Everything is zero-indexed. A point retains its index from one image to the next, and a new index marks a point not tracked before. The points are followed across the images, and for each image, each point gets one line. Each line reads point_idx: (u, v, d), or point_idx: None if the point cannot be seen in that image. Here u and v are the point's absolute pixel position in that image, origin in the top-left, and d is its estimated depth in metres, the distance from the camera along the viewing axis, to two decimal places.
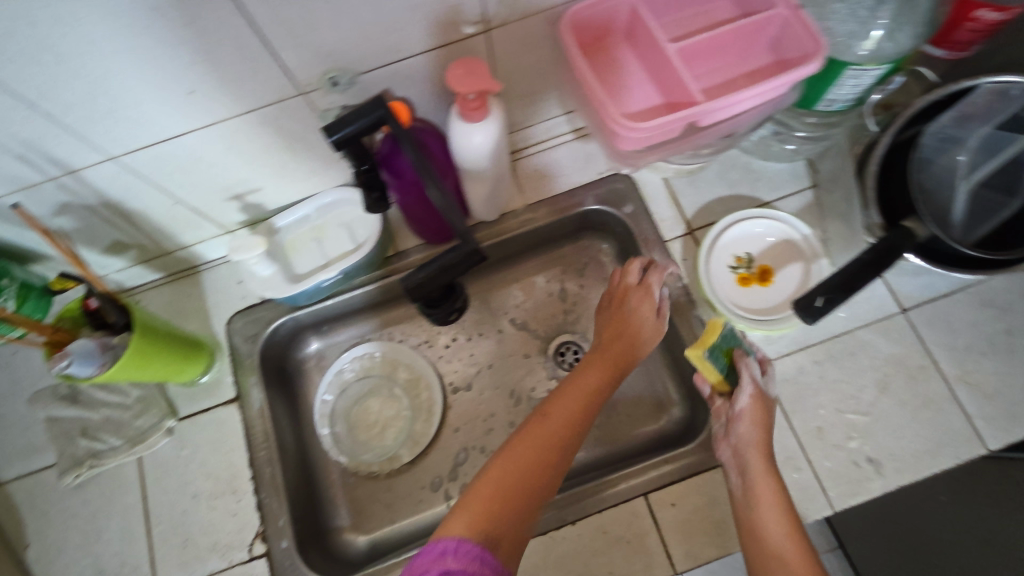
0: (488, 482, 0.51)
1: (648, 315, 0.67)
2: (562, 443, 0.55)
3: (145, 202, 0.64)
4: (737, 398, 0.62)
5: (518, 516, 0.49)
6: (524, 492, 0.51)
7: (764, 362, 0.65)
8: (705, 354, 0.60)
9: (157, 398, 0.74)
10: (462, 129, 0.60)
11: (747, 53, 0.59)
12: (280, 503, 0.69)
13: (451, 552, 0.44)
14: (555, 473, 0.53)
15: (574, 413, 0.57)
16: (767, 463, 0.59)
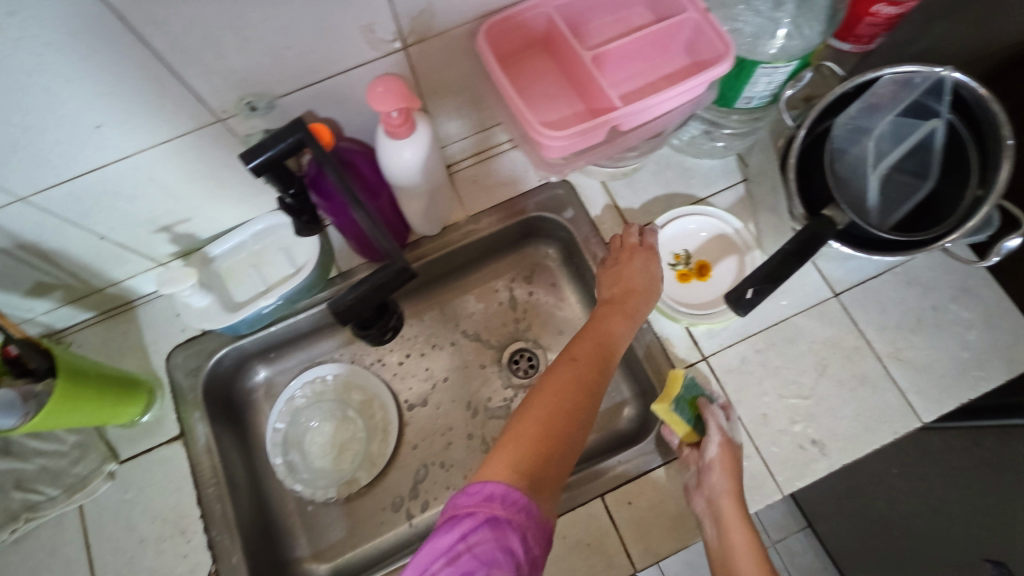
0: (525, 429, 0.53)
1: (649, 268, 0.71)
2: (591, 389, 0.58)
3: (65, 239, 0.61)
4: (705, 447, 0.63)
5: (556, 456, 0.52)
6: (559, 435, 0.53)
7: (726, 408, 0.67)
8: (671, 407, 0.63)
9: (96, 442, 0.71)
10: (390, 147, 0.60)
11: (664, 56, 0.61)
12: (233, 539, 0.67)
13: (499, 497, 0.46)
14: (586, 417, 0.56)
15: (595, 360, 0.60)
16: (740, 515, 0.61)
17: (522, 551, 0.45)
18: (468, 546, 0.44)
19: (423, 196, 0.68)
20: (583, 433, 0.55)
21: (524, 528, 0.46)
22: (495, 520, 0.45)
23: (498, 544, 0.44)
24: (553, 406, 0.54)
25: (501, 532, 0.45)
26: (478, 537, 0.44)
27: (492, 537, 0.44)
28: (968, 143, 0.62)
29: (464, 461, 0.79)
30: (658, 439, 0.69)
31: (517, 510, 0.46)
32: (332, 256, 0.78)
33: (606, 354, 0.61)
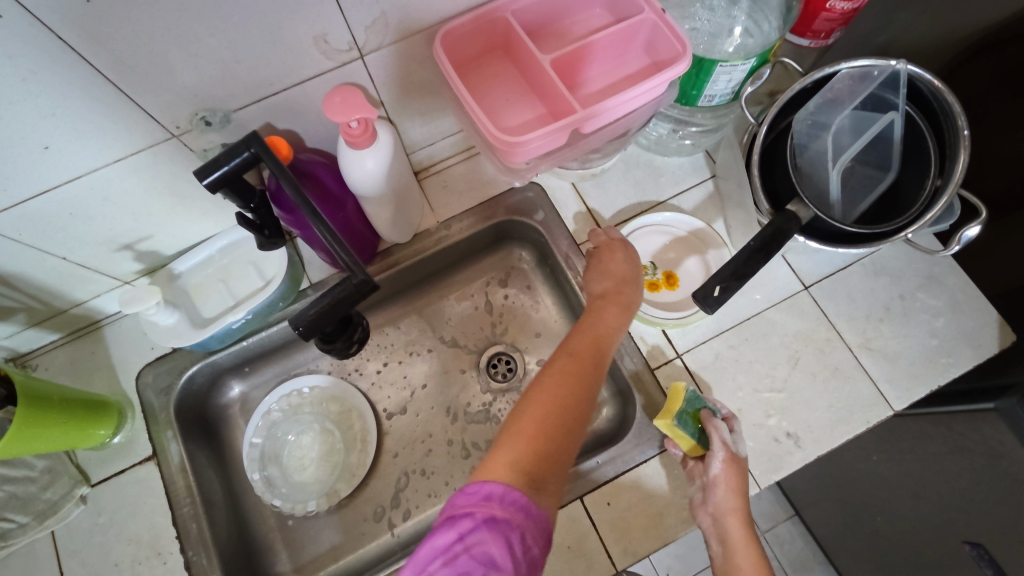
0: (523, 426, 0.53)
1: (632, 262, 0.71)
2: (588, 383, 0.58)
3: (23, 263, 0.60)
4: (709, 463, 0.62)
5: (557, 451, 0.53)
6: (557, 431, 0.54)
7: (731, 418, 0.65)
8: (673, 421, 0.62)
9: (66, 467, 0.70)
10: (353, 157, 0.60)
11: (624, 58, 0.62)
12: (210, 558, 0.67)
13: (498, 498, 0.47)
14: (584, 411, 0.56)
15: (592, 354, 0.61)
16: (745, 533, 0.60)
17: (520, 552, 0.46)
18: (466, 546, 0.44)
19: (390, 204, 0.68)
20: (581, 429, 0.56)
21: (523, 528, 0.47)
22: (494, 520, 0.46)
23: (495, 544, 0.45)
24: (549, 402, 0.55)
25: (500, 533, 0.46)
26: (476, 538, 0.45)
27: (490, 538, 0.45)
28: (927, 135, 0.63)
29: (445, 468, 0.79)
30: (634, 438, 0.69)
31: (517, 510, 0.47)
32: (303, 268, 0.77)
33: (602, 347, 0.62)
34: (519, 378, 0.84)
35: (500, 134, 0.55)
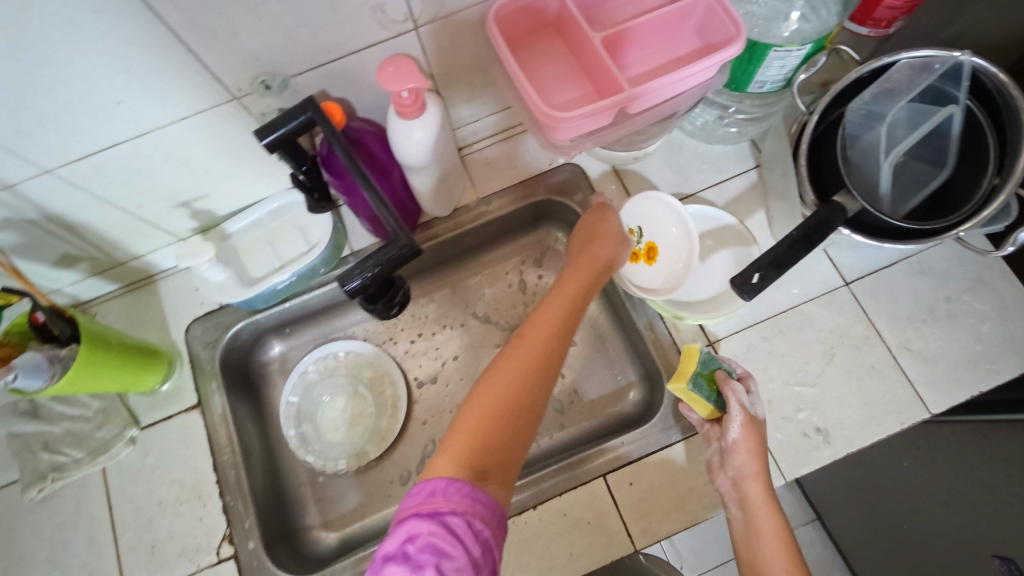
0: (472, 416, 0.52)
1: (611, 239, 0.68)
2: (544, 365, 0.56)
3: (90, 213, 0.64)
4: (727, 428, 0.63)
5: (506, 443, 0.51)
6: (508, 421, 0.52)
7: (746, 378, 0.66)
8: (688, 385, 0.62)
9: (119, 408, 0.75)
10: (401, 127, 0.61)
11: (674, 40, 0.61)
12: (246, 505, 0.70)
13: (441, 491, 0.46)
14: (538, 398, 0.54)
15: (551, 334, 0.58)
16: (764, 494, 0.61)
17: (469, 538, 0.45)
18: (414, 543, 0.44)
19: (435, 174, 0.69)
20: (537, 415, 0.54)
21: (470, 514, 0.46)
22: (438, 513, 0.45)
23: (440, 534, 0.44)
24: (499, 390, 0.53)
25: (446, 524, 0.45)
26: (422, 534, 0.44)
27: (435, 530, 0.44)
28: (988, 132, 0.61)
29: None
30: (660, 422, 0.70)
31: (463, 498, 0.46)
32: (346, 235, 0.79)
33: (563, 327, 0.59)
34: None
35: (545, 110, 0.55)
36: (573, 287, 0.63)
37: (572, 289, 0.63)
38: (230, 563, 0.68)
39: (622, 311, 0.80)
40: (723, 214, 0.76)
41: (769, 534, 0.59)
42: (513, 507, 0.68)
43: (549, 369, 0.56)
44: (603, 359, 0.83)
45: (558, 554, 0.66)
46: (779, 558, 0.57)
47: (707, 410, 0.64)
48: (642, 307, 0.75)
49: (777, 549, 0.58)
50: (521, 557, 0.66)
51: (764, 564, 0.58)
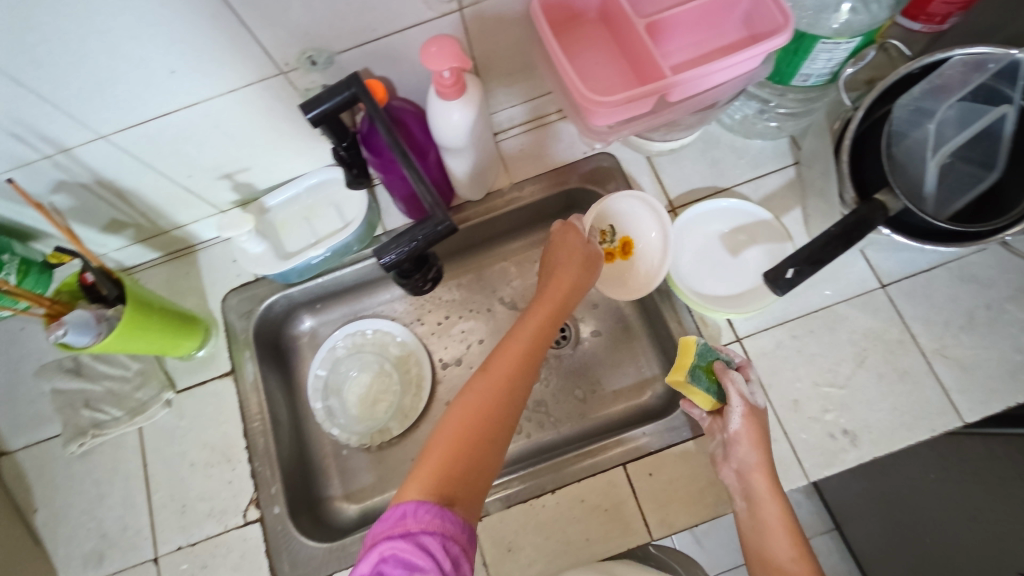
0: (441, 444, 0.54)
1: (585, 267, 0.70)
2: (511, 392, 0.58)
3: (139, 181, 0.66)
4: (729, 419, 0.62)
5: (472, 470, 0.53)
6: (474, 449, 0.54)
7: (745, 367, 0.65)
8: (686, 379, 0.62)
9: (157, 371, 0.77)
10: (441, 108, 0.62)
11: (719, 29, 0.60)
12: (273, 471, 0.72)
13: (412, 515, 0.48)
14: (505, 425, 0.56)
15: (516, 363, 0.60)
16: (769, 484, 0.60)
17: (442, 556, 0.46)
18: (388, 566, 0.45)
19: (469, 157, 0.70)
20: (503, 442, 0.56)
21: (441, 533, 0.47)
22: (411, 534, 0.46)
23: (414, 555, 0.45)
24: (466, 420, 0.55)
25: (419, 543, 0.46)
26: (395, 556, 0.45)
27: (408, 550, 0.45)
28: None
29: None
30: (684, 415, 0.70)
31: (433, 521, 0.47)
32: (380, 215, 0.81)
33: (530, 355, 0.61)
34: (572, 346, 0.84)
35: (585, 94, 0.55)
36: (541, 317, 0.65)
37: (539, 319, 0.64)
38: (255, 526, 0.71)
39: (649, 303, 0.80)
40: (758, 210, 0.75)
41: (774, 525, 0.59)
42: (531, 490, 0.68)
43: (514, 397, 0.58)
44: (628, 350, 0.83)
45: (574, 540, 0.66)
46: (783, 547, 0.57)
47: (707, 403, 0.64)
48: (671, 300, 0.75)
49: (782, 539, 0.58)
50: (537, 540, 0.67)
51: (770, 553, 0.58)
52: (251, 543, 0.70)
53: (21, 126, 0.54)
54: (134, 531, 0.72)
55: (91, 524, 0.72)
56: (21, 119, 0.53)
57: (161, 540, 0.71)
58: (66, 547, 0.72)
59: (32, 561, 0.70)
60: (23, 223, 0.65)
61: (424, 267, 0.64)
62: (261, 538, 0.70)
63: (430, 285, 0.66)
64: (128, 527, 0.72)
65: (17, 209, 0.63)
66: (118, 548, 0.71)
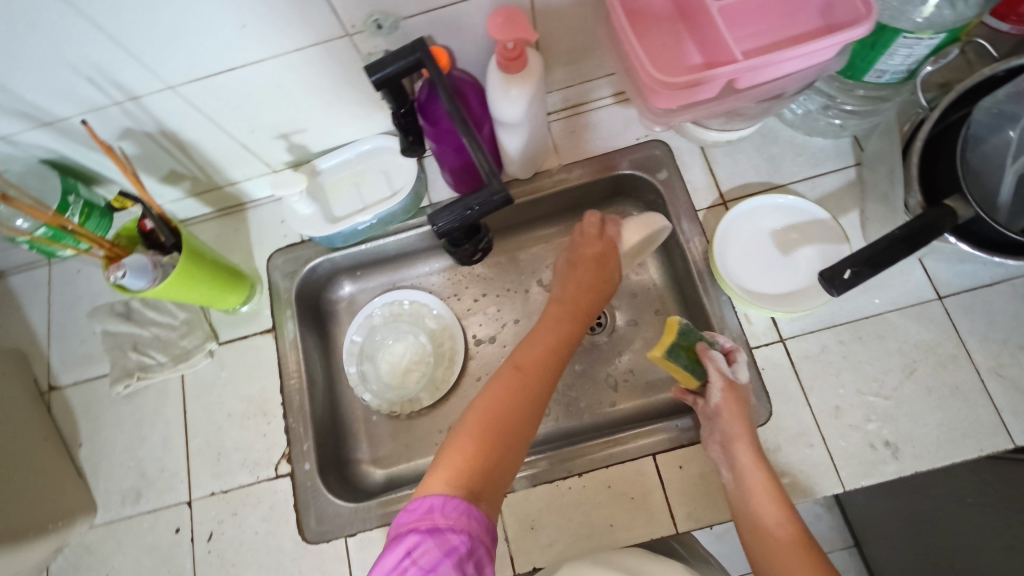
0: (466, 440, 0.56)
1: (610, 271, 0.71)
2: (534, 395, 0.61)
3: (200, 134, 0.68)
4: (709, 394, 0.65)
5: (496, 465, 0.56)
6: (497, 446, 0.57)
7: (732, 350, 0.67)
8: (666, 355, 0.64)
9: (202, 322, 0.80)
10: (501, 80, 0.61)
11: (794, 17, 0.57)
12: (306, 428, 0.74)
13: (439, 510, 0.50)
14: (528, 424, 0.59)
15: (538, 368, 0.62)
16: (754, 454, 0.61)
17: (466, 553, 0.48)
18: (413, 560, 0.47)
19: (522, 134, 0.69)
20: (523, 441, 0.59)
21: (467, 531, 0.50)
22: (438, 529, 0.49)
23: (440, 552, 0.48)
24: (490, 418, 0.58)
25: (446, 539, 0.49)
26: (421, 550, 0.47)
27: (434, 545, 0.48)
28: None
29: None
30: None
31: (460, 518, 0.50)
32: (427, 186, 0.81)
33: (551, 361, 0.64)
34: (607, 334, 0.83)
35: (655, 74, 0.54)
36: (563, 323, 0.67)
37: (560, 325, 0.67)
38: (286, 480, 0.72)
39: (692, 296, 0.78)
40: (815, 208, 0.72)
41: (761, 492, 0.59)
42: (558, 470, 0.68)
43: (535, 398, 0.61)
44: None
45: (597, 525, 0.66)
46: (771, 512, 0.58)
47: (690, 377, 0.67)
48: (714, 295, 0.74)
49: (770, 505, 0.58)
50: (560, 521, 0.67)
51: (757, 520, 0.58)
52: (281, 496, 0.72)
53: (97, 72, 0.55)
54: (171, 473, 0.74)
55: (131, 462, 0.75)
56: (96, 64, 0.54)
57: (196, 484, 0.73)
58: (107, 483, 0.75)
59: (75, 492, 0.73)
60: (88, 168, 0.67)
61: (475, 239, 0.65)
62: (291, 491, 0.72)
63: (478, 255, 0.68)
64: (166, 469, 0.74)
65: (85, 153, 0.65)
66: (155, 488, 0.74)
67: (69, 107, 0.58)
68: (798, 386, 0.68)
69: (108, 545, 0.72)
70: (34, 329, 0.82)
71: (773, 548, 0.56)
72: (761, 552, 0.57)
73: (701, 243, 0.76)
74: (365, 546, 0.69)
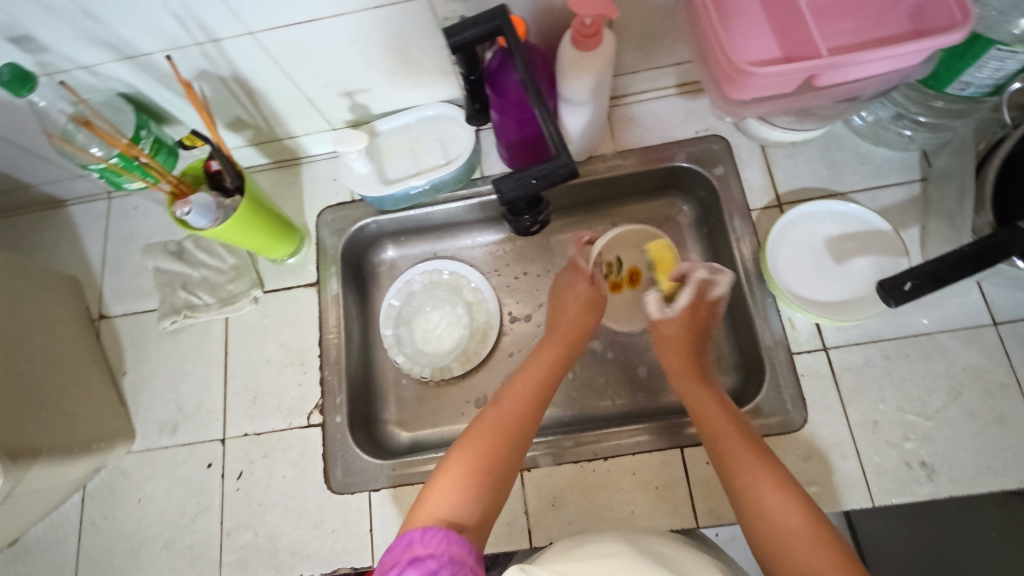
0: (450, 474, 0.58)
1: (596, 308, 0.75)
2: (520, 425, 0.63)
3: (270, 83, 0.69)
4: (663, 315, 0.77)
5: (483, 496, 0.57)
6: (484, 479, 0.58)
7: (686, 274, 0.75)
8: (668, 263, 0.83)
9: (249, 269, 0.82)
10: (574, 55, 0.61)
11: (885, 18, 0.55)
12: (340, 383, 0.76)
13: (418, 541, 0.51)
14: (516, 455, 0.61)
15: (522, 401, 0.65)
16: (744, 439, 0.59)
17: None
18: None
19: (584, 114, 0.69)
20: (511, 471, 0.60)
21: (448, 555, 0.50)
22: (418, 558, 0.50)
23: None
24: (476, 454, 0.59)
25: (426, 567, 0.49)
26: None
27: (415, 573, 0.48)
28: None
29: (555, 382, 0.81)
30: (753, 412, 0.68)
31: (439, 546, 0.51)
32: (481, 159, 0.82)
33: (536, 394, 0.66)
34: (643, 326, 0.82)
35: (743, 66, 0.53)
36: (549, 357, 0.70)
37: (546, 360, 0.69)
38: (317, 430, 0.74)
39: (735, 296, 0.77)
40: (877, 219, 0.71)
41: (759, 478, 0.56)
42: (584, 452, 0.69)
43: (519, 430, 0.62)
44: None
45: (618, 509, 0.67)
46: (776, 498, 0.54)
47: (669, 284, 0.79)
48: (760, 297, 0.73)
49: (772, 490, 0.55)
50: (581, 501, 0.67)
51: (767, 511, 0.54)
52: (310, 445, 0.74)
53: (185, 11, 0.56)
54: (207, 410, 0.77)
55: (171, 395, 0.78)
56: (185, 3, 0.55)
57: (230, 424, 0.76)
58: (146, 413, 0.78)
59: (117, 418, 0.76)
60: (159, 106, 0.69)
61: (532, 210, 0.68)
62: (320, 442, 0.74)
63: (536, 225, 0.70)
64: (203, 406, 0.77)
65: (159, 91, 0.66)
66: (191, 423, 0.76)
67: (152, 43, 0.59)
68: (837, 397, 0.67)
69: (143, 472, 0.75)
70: (90, 259, 0.85)
71: (780, 534, 0.53)
72: (765, 543, 0.54)
73: (752, 243, 0.75)
74: (387, 503, 0.70)
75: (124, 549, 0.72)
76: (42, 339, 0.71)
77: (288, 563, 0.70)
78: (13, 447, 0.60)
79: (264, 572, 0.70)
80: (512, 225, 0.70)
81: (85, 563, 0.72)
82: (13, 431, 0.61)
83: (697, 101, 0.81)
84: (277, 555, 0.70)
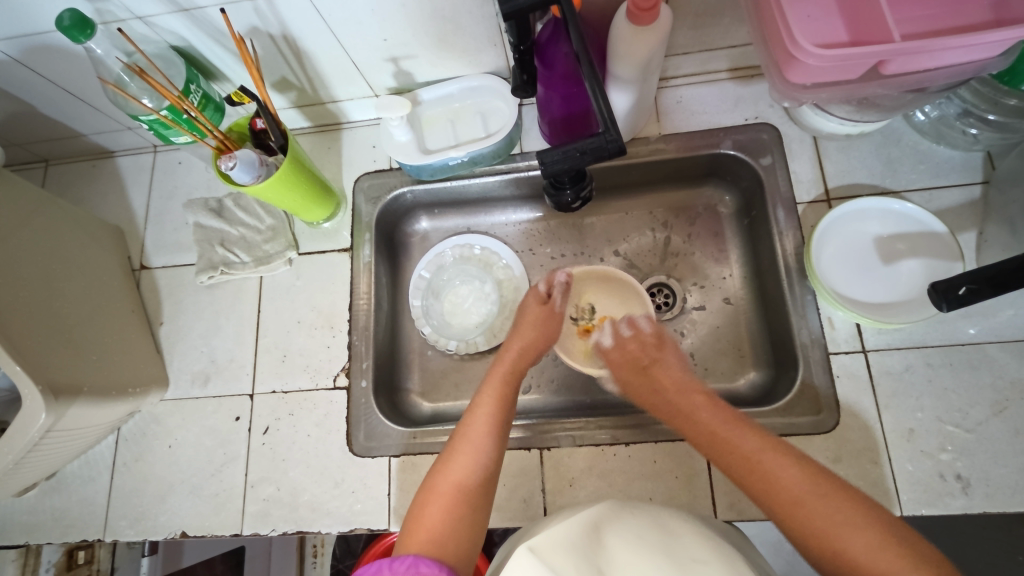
0: (428, 515, 0.54)
1: (554, 333, 0.71)
2: (488, 440, 0.59)
3: (318, 43, 0.69)
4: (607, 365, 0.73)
5: (466, 524, 0.54)
6: (463, 512, 0.54)
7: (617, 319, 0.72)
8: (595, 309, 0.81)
9: (286, 230, 0.82)
10: (630, 29, 0.59)
11: (965, 5, 0.52)
12: (367, 348, 0.77)
13: (387, 567, 0.47)
14: (489, 484, 0.57)
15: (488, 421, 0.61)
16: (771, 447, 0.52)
17: None
18: None
19: (632, 95, 0.68)
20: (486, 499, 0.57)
21: None
22: None
23: None
24: (447, 489, 0.56)
25: None
26: None
27: None
28: None
29: (536, 366, 0.81)
30: (783, 410, 0.67)
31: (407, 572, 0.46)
32: (521, 134, 0.81)
33: (496, 418, 0.61)
34: (672, 314, 0.81)
35: (815, 49, 0.51)
36: (494, 388, 0.64)
37: (496, 386, 0.65)
38: (342, 393, 0.76)
39: (773, 292, 0.75)
40: (933, 221, 0.67)
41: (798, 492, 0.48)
42: (606, 436, 0.69)
43: (489, 458, 0.58)
44: (734, 334, 0.79)
45: (636, 495, 0.66)
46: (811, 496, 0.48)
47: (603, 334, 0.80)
48: (799, 293, 0.71)
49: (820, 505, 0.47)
50: (599, 484, 0.67)
51: (813, 527, 0.47)
52: (335, 406, 0.75)
53: None
54: (239, 364, 0.79)
55: (204, 348, 0.80)
56: None
57: (259, 380, 0.77)
58: (180, 363, 0.80)
59: (153, 366, 0.78)
60: (209, 62, 0.70)
61: (580, 182, 0.67)
62: (344, 405, 0.75)
63: (577, 200, 0.68)
64: (234, 360, 0.79)
65: (209, 45, 0.67)
66: (223, 375, 0.79)
67: None
68: (872, 401, 0.65)
69: (174, 419, 0.78)
70: (134, 209, 0.87)
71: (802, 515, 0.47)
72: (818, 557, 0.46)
73: (795, 238, 0.72)
74: (406, 469, 0.71)
75: (153, 492, 0.75)
76: (87, 284, 0.73)
77: (307, 519, 0.71)
78: (57, 384, 0.63)
79: (284, 525, 0.71)
80: (552, 202, 0.70)
81: (116, 501, 0.75)
82: (57, 369, 0.64)
83: (748, 87, 0.78)
84: (298, 510, 0.71)
